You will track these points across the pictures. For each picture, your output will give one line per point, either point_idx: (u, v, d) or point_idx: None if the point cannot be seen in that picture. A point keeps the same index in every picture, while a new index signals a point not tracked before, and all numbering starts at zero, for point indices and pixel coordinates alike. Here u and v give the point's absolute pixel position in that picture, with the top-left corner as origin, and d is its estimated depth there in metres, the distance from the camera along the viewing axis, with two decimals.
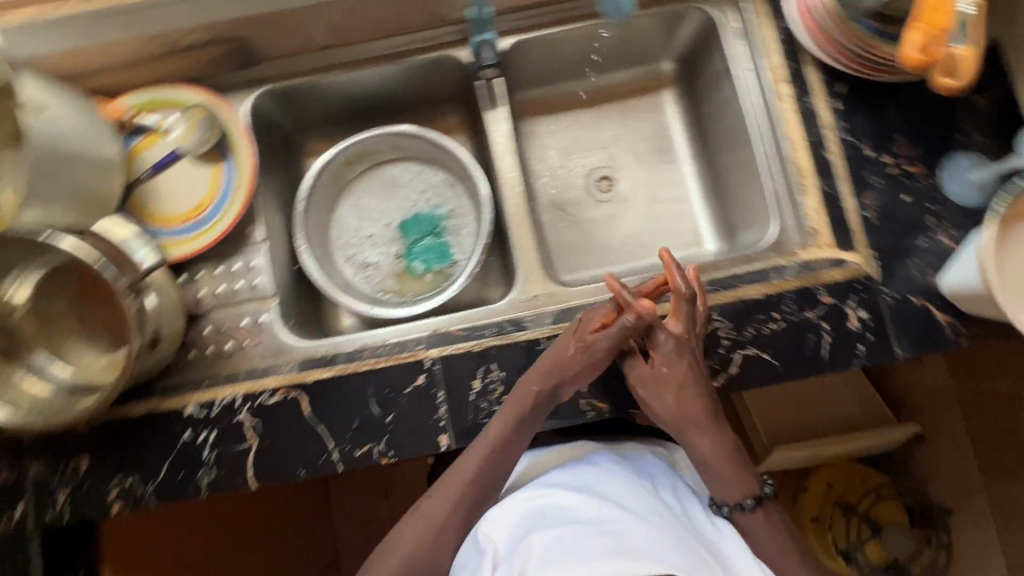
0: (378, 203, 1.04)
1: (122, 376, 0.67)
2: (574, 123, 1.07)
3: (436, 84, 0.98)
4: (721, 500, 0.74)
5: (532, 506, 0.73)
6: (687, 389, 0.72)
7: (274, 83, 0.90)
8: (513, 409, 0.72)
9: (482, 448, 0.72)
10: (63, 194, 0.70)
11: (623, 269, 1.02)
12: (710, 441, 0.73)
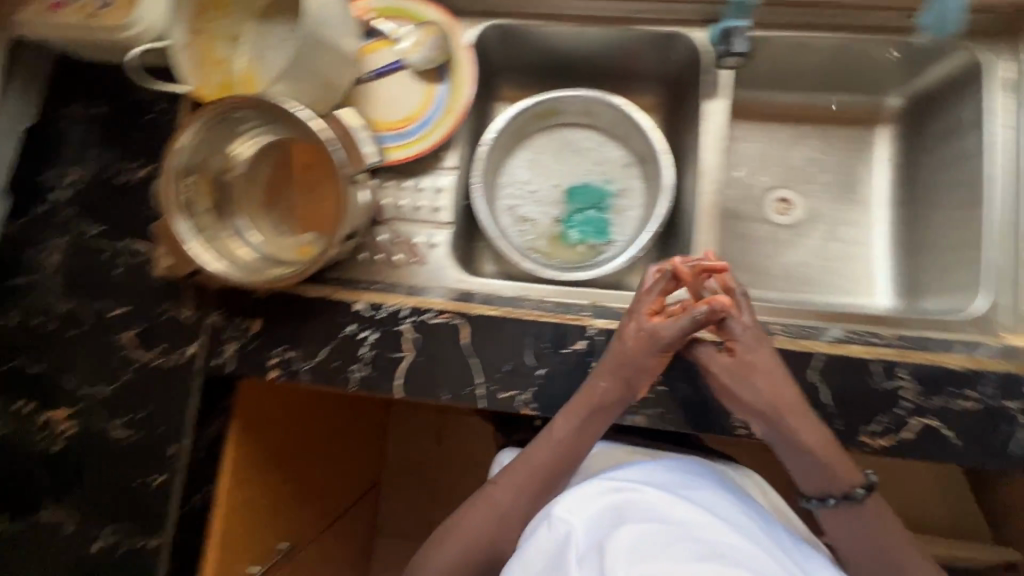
0: (551, 163, 1.04)
1: (323, 258, 0.71)
2: (772, 136, 1.03)
3: (654, 61, 0.95)
4: (825, 493, 0.69)
5: (607, 500, 0.68)
6: (775, 378, 0.70)
7: (504, 20, 0.91)
8: (577, 406, 0.73)
9: (545, 443, 0.74)
10: (310, 79, 0.74)
11: (782, 296, 0.99)
12: (825, 445, 0.68)
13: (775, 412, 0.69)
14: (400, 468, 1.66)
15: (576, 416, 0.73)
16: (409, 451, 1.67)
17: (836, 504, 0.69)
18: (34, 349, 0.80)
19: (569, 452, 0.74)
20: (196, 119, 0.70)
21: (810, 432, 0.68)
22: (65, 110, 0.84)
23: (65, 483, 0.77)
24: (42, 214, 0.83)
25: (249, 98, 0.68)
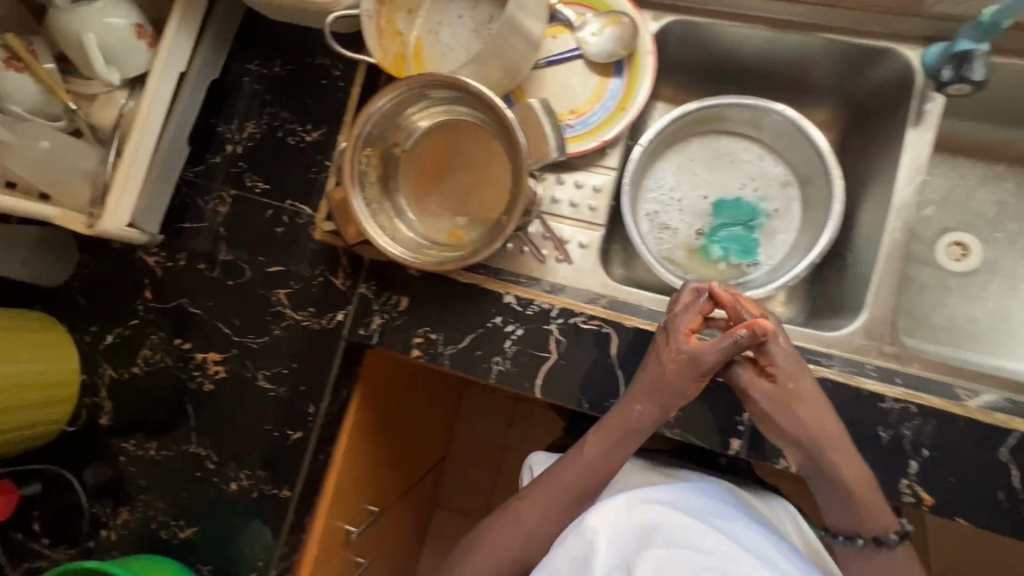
0: (701, 171, 0.97)
1: (491, 247, 0.68)
2: (963, 170, 0.93)
3: (849, 76, 0.85)
4: (853, 532, 0.65)
5: (639, 517, 0.61)
6: (817, 407, 0.65)
7: (691, 16, 0.84)
8: (609, 429, 0.69)
9: (575, 466, 0.69)
10: (498, 62, 0.72)
11: (947, 351, 0.89)
12: (865, 486, 0.64)
13: (819, 447, 0.64)
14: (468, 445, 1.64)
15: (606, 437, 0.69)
16: (479, 430, 1.64)
17: (864, 546, 0.64)
18: (196, 292, 0.84)
19: (599, 475, 0.69)
20: (389, 92, 0.70)
21: (851, 468, 0.64)
22: (246, 66, 0.87)
23: (210, 423, 0.82)
24: (215, 165, 0.86)
25: (447, 77, 0.68)
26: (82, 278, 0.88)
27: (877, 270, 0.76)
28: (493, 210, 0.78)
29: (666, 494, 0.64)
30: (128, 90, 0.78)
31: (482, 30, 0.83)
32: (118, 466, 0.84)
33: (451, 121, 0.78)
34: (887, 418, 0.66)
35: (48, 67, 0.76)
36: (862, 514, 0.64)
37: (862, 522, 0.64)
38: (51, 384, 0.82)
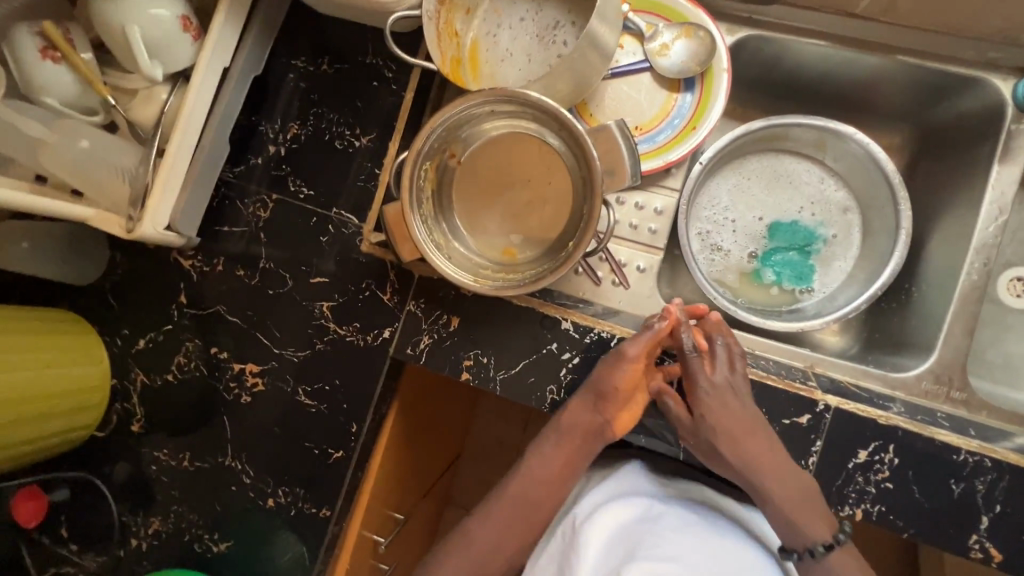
0: (758, 192, 0.93)
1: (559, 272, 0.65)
2: None
3: (927, 104, 0.81)
4: (790, 546, 0.66)
5: (611, 523, 0.68)
6: (737, 436, 0.66)
7: (768, 32, 0.79)
8: (551, 438, 0.73)
9: (522, 480, 0.73)
10: (570, 76, 0.68)
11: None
12: (786, 507, 0.64)
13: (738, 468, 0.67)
14: (480, 449, 1.35)
15: (550, 448, 0.73)
16: (494, 431, 1.36)
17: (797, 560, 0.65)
18: (234, 299, 0.81)
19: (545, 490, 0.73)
20: (457, 104, 0.65)
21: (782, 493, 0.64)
22: (291, 62, 0.82)
23: (247, 436, 0.80)
24: (255, 166, 0.82)
25: (521, 91, 0.63)
26: (114, 278, 0.84)
27: (950, 312, 0.74)
28: (553, 228, 0.73)
29: (638, 497, 0.71)
30: (170, 85, 0.74)
31: (546, 35, 0.78)
32: (150, 476, 0.82)
33: (513, 130, 0.73)
34: (959, 470, 0.65)
35: (87, 58, 0.71)
36: (793, 530, 0.64)
37: (795, 538, 0.65)
38: (83, 389, 0.79)
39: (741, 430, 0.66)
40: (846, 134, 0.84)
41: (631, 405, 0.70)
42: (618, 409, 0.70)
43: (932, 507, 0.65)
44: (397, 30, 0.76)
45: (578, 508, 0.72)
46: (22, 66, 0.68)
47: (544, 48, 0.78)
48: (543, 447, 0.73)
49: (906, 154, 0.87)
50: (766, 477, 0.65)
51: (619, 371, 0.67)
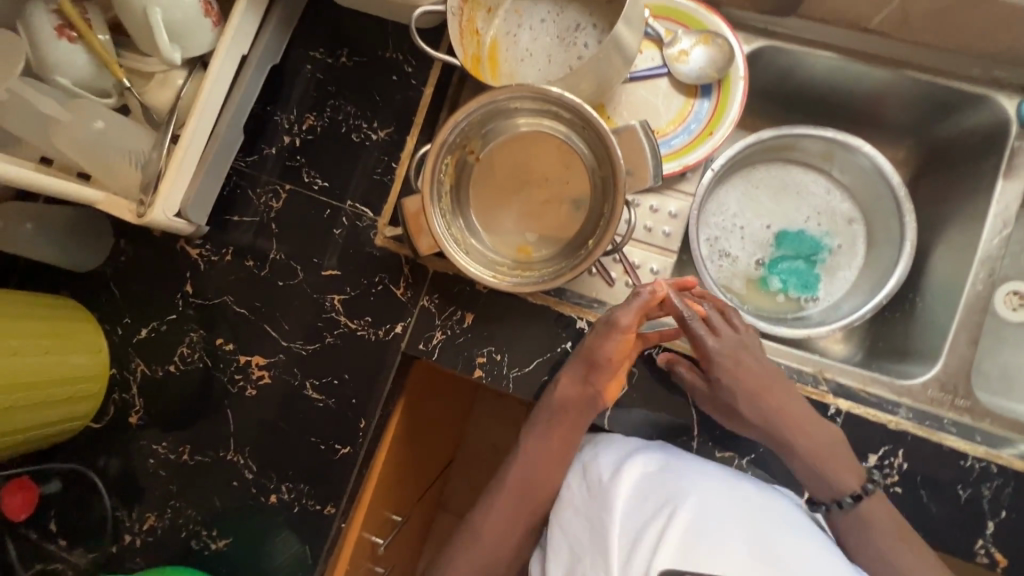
0: (766, 200, 0.95)
1: (579, 270, 0.65)
2: None
3: (932, 119, 0.84)
4: (818, 498, 0.67)
5: (634, 477, 0.61)
6: (753, 395, 0.67)
7: (783, 43, 0.81)
8: (542, 425, 0.71)
9: (518, 476, 0.70)
10: (592, 77, 0.69)
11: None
12: (812, 457, 0.66)
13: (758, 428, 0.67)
14: (474, 453, 1.32)
15: (542, 435, 0.71)
16: (489, 434, 1.33)
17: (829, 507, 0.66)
18: (242, 290, 0.80)
19: (539, 482, 0.70)
20: (483, 99, 0.65)
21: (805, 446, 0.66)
22: (309, 53, 0.82)
23: (249, 430, 0.78)
24: (268, 156, 0.81)
25: (547, 89, 0.64)
26: (117, 265, 0.82)
27: (955, 320, 0.76)
28: (571, 228, 0.74)
29: (654, 453, 0.64)
30: (187, 70, 0.73)
31: (566, 37, 0.79)
32: (146, 469, 0.79)
33: (534, 129, 0.73)
34: (967, 476, 0.66)
35: (103, 38, 0.69)
36: (823, 479, 0.66)
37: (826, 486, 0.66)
38: (81, 378, 0.76)
39: (758, 390, 0.68)
40: (854, 146, 0.86)
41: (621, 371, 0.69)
42: (609, 380, 0.68)
43: (940, 511, 0.65)
44: (420, 25, 0.76)
45: (593, 474, 0.65)
46: (35, 45, 0.67)
47: (564, 48, 0.79)
48: (534, 434, 0.71)
49: (910, 167, 0.89)
50: (790, 430, 0.67)
51: (611, 340, 0.66)
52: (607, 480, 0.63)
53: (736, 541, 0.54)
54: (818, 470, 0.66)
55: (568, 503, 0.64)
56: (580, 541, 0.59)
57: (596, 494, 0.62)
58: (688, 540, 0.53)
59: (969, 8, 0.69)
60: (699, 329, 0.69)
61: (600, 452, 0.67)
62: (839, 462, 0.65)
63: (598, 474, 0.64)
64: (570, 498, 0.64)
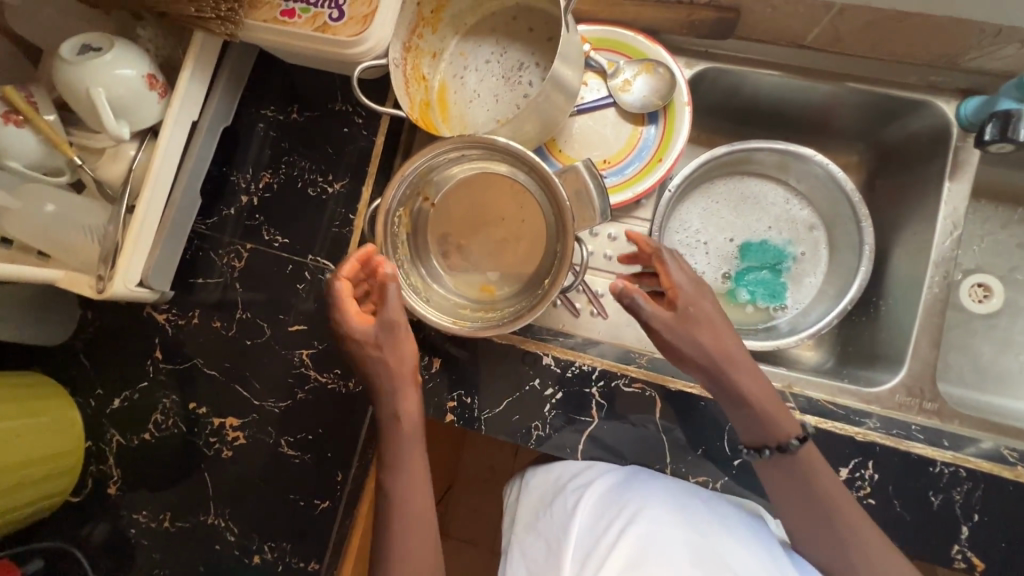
0: (727, 214, 0.96)
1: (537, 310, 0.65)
2: (1011, 221, 0.89)
3: (878, 125, 0.85)
4: (760, 445, 0.64)
5: (593, 497, 0.68)
6: (721, 327, 0.63)
7: (724, 64, 0.82)
8: (407, 459, 0.66)
9: (409, 517, 0.64)
10: (536, 118, 0.70)
11: (1000, 409, 0.84)
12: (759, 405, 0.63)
13: (723, 368, 0.63)
14: (472, 479, 1.24)
15: (409, 468, 0.66)
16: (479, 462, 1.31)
17: (771, 456, 0.63)
18: (212, 352, 0.80)
19: (423, 518, 0.65)
20: (432, 150, 0.66)
21: (758, 387, 0.63)
22: (261, 111, 0.83)
23: (227, 491, 0.78)
24: (228, 217, 0.82)
25: (490, 138, 0.65)
26: (86, 337, 0.82)
27: (916, 323, 0.77)
28: (529, 265, 0.73)
29: (609, 473, 0.70)
30: (138, 142, 0.73)
31: (511, 76, 0.80)
32: (129, 539, 0.79)
33: (486, 171, 0.74)
34: (938, 482, 0.66)
35: (51, 120, 0.70)
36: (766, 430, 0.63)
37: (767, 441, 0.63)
38: (54, 454, 0.76)
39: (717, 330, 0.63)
40: (806, 157, 0.87)
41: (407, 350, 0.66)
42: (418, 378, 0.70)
43: (914, 519, 0.66)
44: (366, 77, 0.77)
45: (557, 496, 0.72)
46: None
47: (510, 88, 0.80)
48: (403, 472, 0.66)
49: (863, 171, 0.90)
50: (746, 374, 0.63)
51: (404, 346, 0.66)
52: (567, 501, 0.70)
53: (678, 548, 0.60)
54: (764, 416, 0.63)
55: (536, 525, 0.71)
56: (542, 557, 0.67)
57: (559, 519, 0.69)
58: (632, 551, 0.60)
59: (897, 21, 0.70)
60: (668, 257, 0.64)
61: (562, 477, 0.73)
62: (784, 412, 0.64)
63: (563, 500, 0.70)
64: (538, 520, 0.72)
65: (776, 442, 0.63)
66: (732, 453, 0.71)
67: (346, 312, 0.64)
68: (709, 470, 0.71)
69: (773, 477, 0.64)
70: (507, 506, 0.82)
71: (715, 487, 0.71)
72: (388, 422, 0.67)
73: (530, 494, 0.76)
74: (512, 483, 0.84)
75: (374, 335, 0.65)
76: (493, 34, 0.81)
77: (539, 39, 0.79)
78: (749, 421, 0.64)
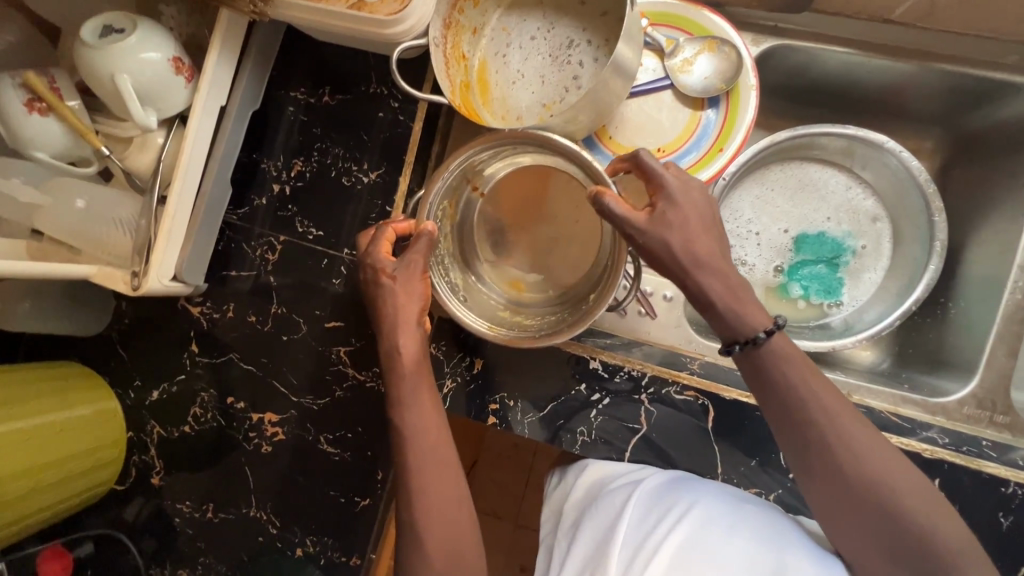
0: (781, 202, 0.89)
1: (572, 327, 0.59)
2: None
3: (962, 109, 0.77)
4: (732, 340, 0.58)
5: (637, 500, 0.63)
6: (699, 219, 0.57)
7: (795, 42, 0.75)
8: (409, 393, 0.61)
9: (417, 452, 0.60)
10: (590, 107, 0.64)
11: None
12: (799, 397, 0.56)
13: (688, 269, 0.57)
14: (496, 457, 1.19)
15: (413, 401, 0.61)
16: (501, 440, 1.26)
17: (743, 351, 0.58)
18: (247, 346, 0.79)
19: (444, 454, 0.61)
20: (478, 144, 0.61)
21: (797, 381, 0.57)
22: (290, 93, 0.78)
23: (268, 484, 0.78)
24: (258, 207, 0.78)
25: (552, 139, 0.59)
26: (121, 329, 0.81)
27: (993, 330, 0.71)
28: (580, 270, 0.69)
29: (656, 477, 0.66)
30: (165, 129, 0.69)
31: (559, 55, 0.73)
32: (173, 527, 0.81)
33: (547, 168, 0.69)
34: (1009, 504, 0.63)
35: (74, 107, 0.66)
36: (807, 433, 0.56)
37: (807, 447, 0.56)
38: (100, 446, 0.77)
39: (694, 224, 0.57)
40: (879, 144, 0.79)
41: (413, 285, 0.61)
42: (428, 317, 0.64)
43: (982, 541, 0.63)
44: (404, 57, 0.72)
45: (600, 495, 0.68)
46: (9, 123, 0.64)
47: (557, 68, 0.73)
48: (406, 407, 0.61)
49: (936, 159, 0.83)
50: (776, 341, 0.57)
51: (418, 282, 0.61)
52: (611, 501, 0.65)
53: (729, 557, 0.56)
54: (804, 414, 0.56)
55: (579, 528, 0.67)
56: (584, 561, 0.62)
57: (602, 521, 0.65)
58: (679, 560, 0.56)
59: None
60: (646, 160, 0.58)
61: (607, 480, 0.69)
62: (844, 412, 0.56)
63: (607, 500, 0.66)
64: (580, 523, 0.67)
65: (745, 338, 0.58)
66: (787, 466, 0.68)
67: (379, 249, 0.62)
68: (762, 480, 0.69)
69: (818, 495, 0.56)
70: (548, 500, 0.78)
71: (769, 499, 0.69)
72: (390, 362, 0.61)
73: (573, 493, 0.72)
74: (550, 476, 0.83)
75: (394, 268, 0.61)
76: (539, 7, 0.74)
77: (590, 14, 0.72)
78: (784, 413, 0.57)
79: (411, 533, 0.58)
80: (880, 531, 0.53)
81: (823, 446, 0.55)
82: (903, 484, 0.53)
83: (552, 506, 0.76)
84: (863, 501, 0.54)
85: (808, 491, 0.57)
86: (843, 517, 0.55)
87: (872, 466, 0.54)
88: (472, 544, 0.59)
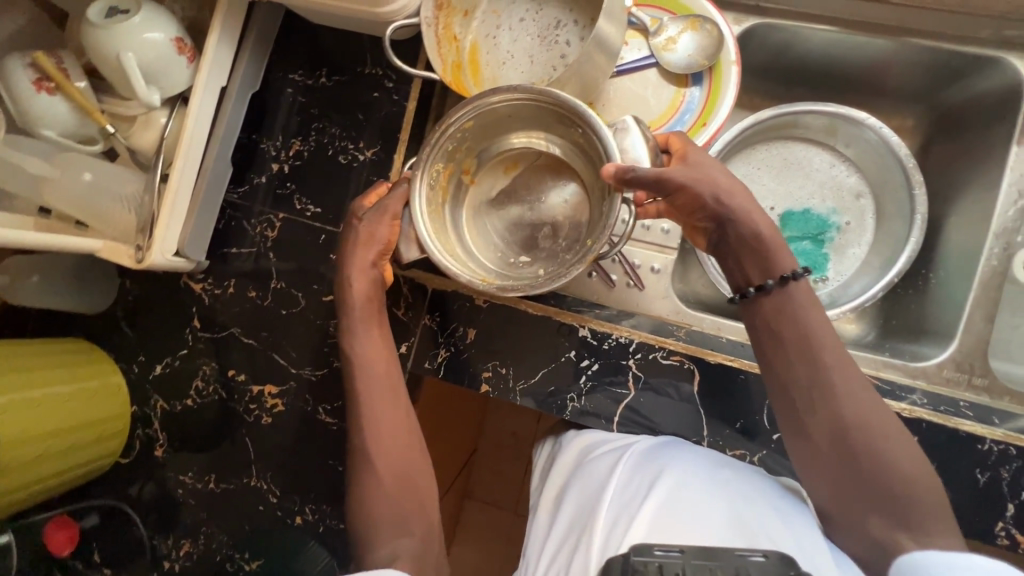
0: (767, 181, 0.91)
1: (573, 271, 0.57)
2: None
3: (940, 84, 0.80)
4: (746, 285, 0.63)
5: (622, 467, 0.63)
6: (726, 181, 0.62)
7: (775, 22, 0.78)
8: (362, 321, 0.66)
9: (373, 383, 0.64)
10: (576, 80, 0.67)
11: None
12: (804, 347, 0.58)
13: None
14: (497, 441, 1.20)
15: (365, 329, 0.66)
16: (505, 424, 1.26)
17: (755, 295, 0.62)
18: (247, 321, 0.81)
19: (392, 387, 0.65)
20: (492, 97, 0.61)
21: (809, 342, 0.58)
22: (288, 76, 0.81)
23: (267, 455, 0.80)
24: (258, 185, 0.81)
25: (544, 93, 0.60)
26: (125, 306, 0.84)
27: (971, 297, 0.73)
28: (564, 245, 0.69)
29: (641, 445, 0.67)
30: (168, 108, 0.72)
31: (548, 35, 0.76)
32: (176, 498, 0.83)
33: (538, 151, 0.70)
34: (986, 461, 0.65)
35: (81, 86, 0.69)
36: (803, 377, 0.58)
37: (795, 397, 0.59)
38: (105, 418, 0.79)
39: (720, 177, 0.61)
40: (858, 120, 0.82)
41: (378, 227, 0.64)
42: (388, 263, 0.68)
43: (959, 497, 0.65)
44: (397, 37, 0.75)
45: (587, 460, 0.68)
46: (18, 101, 0.67)
47: (545, 48, 0.76)
48: (359, 335, 0.66)
49: (917, 136, 0.85)
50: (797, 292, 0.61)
51: (384, 224, 0.64)
52: (599, 468, 0.66)
53: (709, 517, 0.54)
54: (790, 359, 0.59)
55: (565, 496, 0.66)
56: (569, 526, 0.60)
57: (589, 486, 0.64)
58: (660, 519, 0.54)
59: None
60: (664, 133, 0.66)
61: (593, 449, 0.70)
62: (837, 360, 0.58)
63: (595, 468, 0.66)
64: (566, 492, 0.67)
65: (757, 283, 0.62)
66: (771, 430, 0.71)
67: (363, 199, 0.67)
68: (747, 441, 0.71)
69: (800, 444, 0.58)
70: (538, 466, 0.81)
71: (755, 462, 0.70)
72: (343, 296, 0.66)
73: (560, 463, 0.73)
74: (542, 446, 0.84)
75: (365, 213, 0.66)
76: None
77: None
78: (785, 366, 0.59)
79: (374, 469, 0.61)
80: (850, 474, 0.55)
81: (806, 393, 0.58)
82: (881, 427, 0.56)
83: (542, 475, 0.78)
84: (847, 448, 0.55)
85: (793, 444, 0.59)
86: (823, 462, 0.57)
87: (856, 413, 0.56)
88: (423, 477, 0.63)
